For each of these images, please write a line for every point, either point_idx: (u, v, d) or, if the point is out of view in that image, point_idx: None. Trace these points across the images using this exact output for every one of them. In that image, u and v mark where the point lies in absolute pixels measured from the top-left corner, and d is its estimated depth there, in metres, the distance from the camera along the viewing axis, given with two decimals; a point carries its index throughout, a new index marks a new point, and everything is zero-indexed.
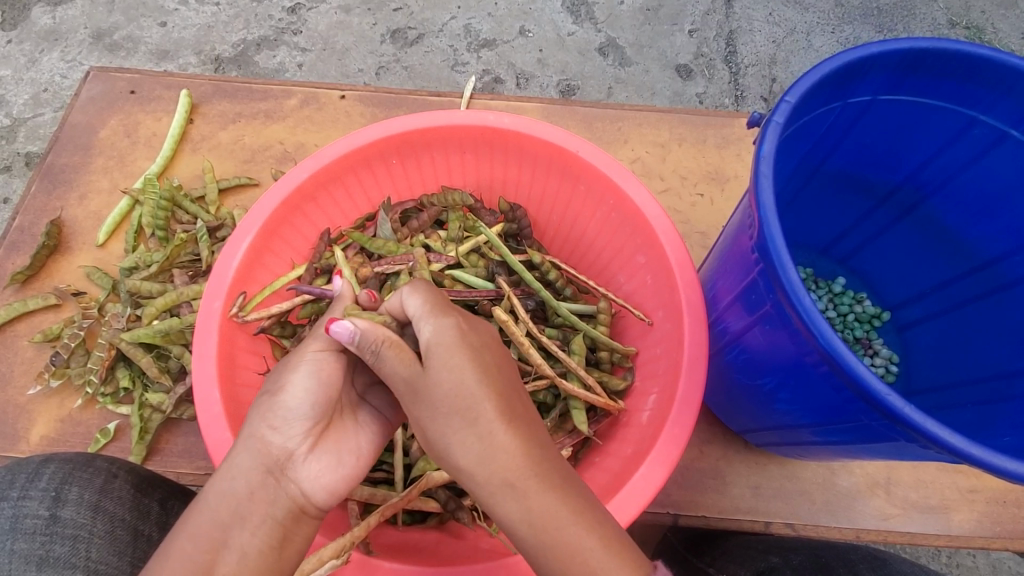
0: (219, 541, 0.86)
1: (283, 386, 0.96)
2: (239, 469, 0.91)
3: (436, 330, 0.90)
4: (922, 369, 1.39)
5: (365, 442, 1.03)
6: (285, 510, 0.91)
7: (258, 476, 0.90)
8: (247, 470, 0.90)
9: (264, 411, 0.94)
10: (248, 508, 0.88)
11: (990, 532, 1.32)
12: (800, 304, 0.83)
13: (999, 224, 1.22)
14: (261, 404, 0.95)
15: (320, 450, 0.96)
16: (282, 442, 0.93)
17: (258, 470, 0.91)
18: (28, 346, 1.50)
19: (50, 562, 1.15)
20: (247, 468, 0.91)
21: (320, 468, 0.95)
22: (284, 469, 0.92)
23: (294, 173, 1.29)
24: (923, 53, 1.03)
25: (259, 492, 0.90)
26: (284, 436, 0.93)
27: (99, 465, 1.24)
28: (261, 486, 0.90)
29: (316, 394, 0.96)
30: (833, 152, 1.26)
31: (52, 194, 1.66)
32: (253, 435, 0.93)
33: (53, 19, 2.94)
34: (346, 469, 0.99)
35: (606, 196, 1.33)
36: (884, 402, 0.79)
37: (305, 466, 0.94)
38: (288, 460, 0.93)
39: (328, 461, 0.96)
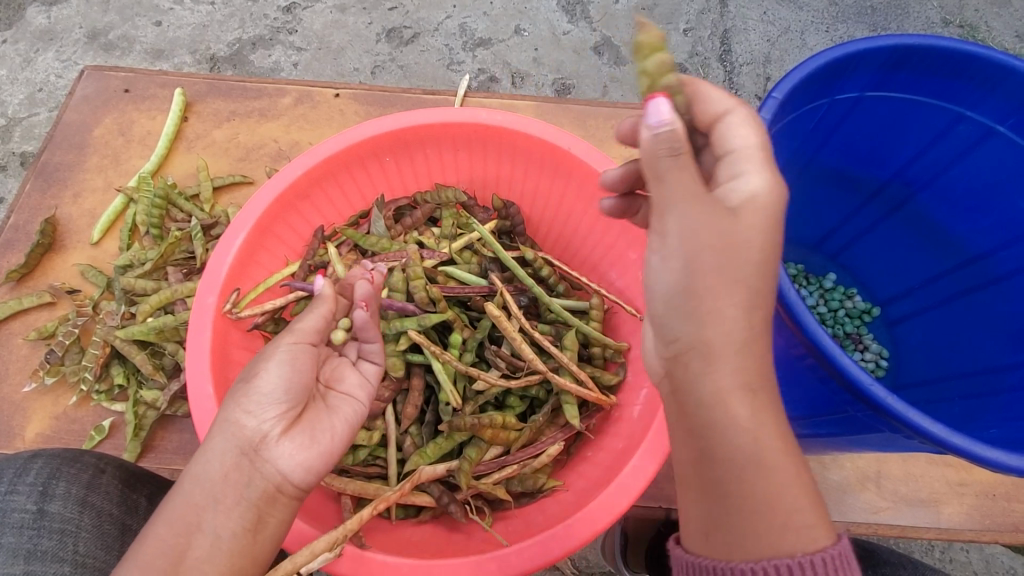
0: (193, 526, 0.87)
1: (254, 373, 0.95)
2: (214, 453, 0.91)
3: (772, 184, 0.77)
4: (911, 364, 1.40)
5: (340, 422, 1.01)
6: (259, 493, 0.90)
7: (232, 458, 0.90)
8: (220, 454, 0.90)
9: (236, 397, 0.94)
10: (221, 491, 0.89)
11: (979, 525, 1.33)
12: (786, 298, 0.84)
13: (986, 219, 1.23)
14: (236, 391, 0.95)
15: (295, 432, 0.94)
16: (256, 425, 0.92)
17: (233, 453, 0.91)
18: (23, 344, 1.50)
19: (37, 555, 1.15)
20: (222, 451, 0.91)
21: (294, 449, 0.93)
22: (258, 451, 0.91)
23: (288, 171, 1.29)
24: (909, 49, 1.04)
25: (233, 474, 0.90)
26: (257, 419, 0.92)
27: (86, 461, 1.25)
28: (236, 467, 0.90)
29: (287, 378, 0.96)
30: (822, 148, 1.27)
31: (46, 193, 1.66)
32: (228, 420, 0.93)
33: (47, 19, 2.94)
34: (321, 448, 0.96)
35: (598, 193, 1.34)
36: (869, 393, 0.80)
37: (279, 449, 0.92)
38: (262, 443, 0.92)
39: (304, 441, 0.94)
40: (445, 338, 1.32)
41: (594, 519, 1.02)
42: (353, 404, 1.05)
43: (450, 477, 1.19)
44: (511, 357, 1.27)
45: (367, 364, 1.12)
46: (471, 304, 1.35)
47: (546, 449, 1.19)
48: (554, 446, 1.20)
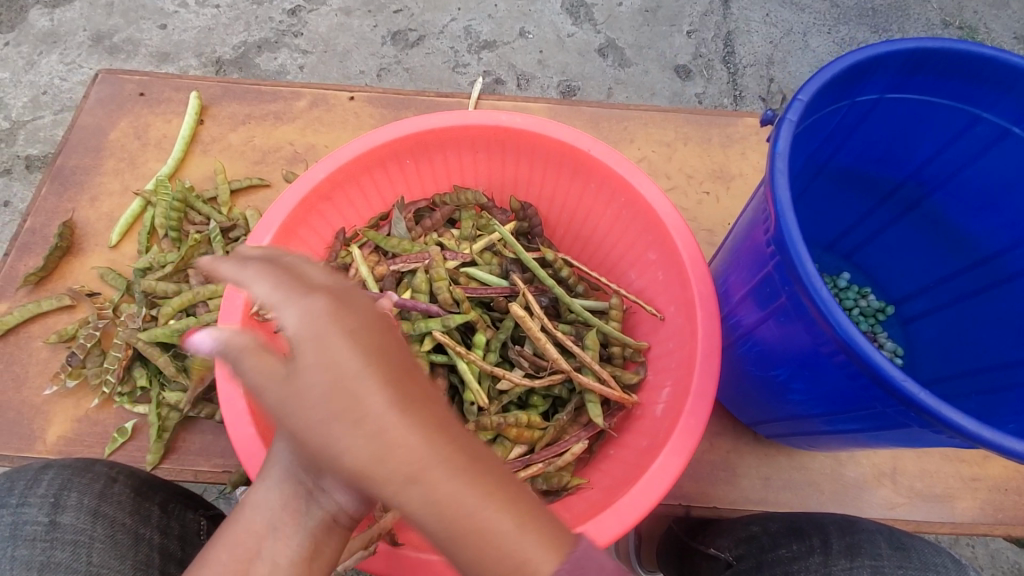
0: (252, 552, 0.81)
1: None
2: (273, 480, 0.85)
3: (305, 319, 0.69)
4: (926, 361, 1.42)
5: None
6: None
7: (293, 486, 0.84)
8: (280, 482, 0.84)
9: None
10: (281, 516, 0.83)
11: (993, 519, 1.35)
12: (817, 296, 0.85)
13: (1002, 218, 1.25)
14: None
15: None
16: None
17: (292, 481, 0.84)
18: (42, 347, 1.51)
19: (51, 566, 1.19)
20: (281, 478, 0.85)
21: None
22: None
23: (312, 174, 1.30)
24: (929, 52, 1.06)
25: (293, 502, 0.83)
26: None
27: (98, 469, 1.27)
28: (296, 495, 0.83)
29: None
30: (839, 149, 1.29)
31: (63, 196, 1.67)
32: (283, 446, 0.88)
33: (52, 22, 2.94)
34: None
35: (618, 194, 1.35)
36: (899, 388, 0.81)
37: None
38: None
39: None
40: (468, 338, 1.32)
41: (623, 515, 1.04)
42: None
43: None
44: (534, 357, 1.28)
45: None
46: (494, 306, 1.35)
47: (571, 447, 1.21)
48: (578, 444, 1.21)
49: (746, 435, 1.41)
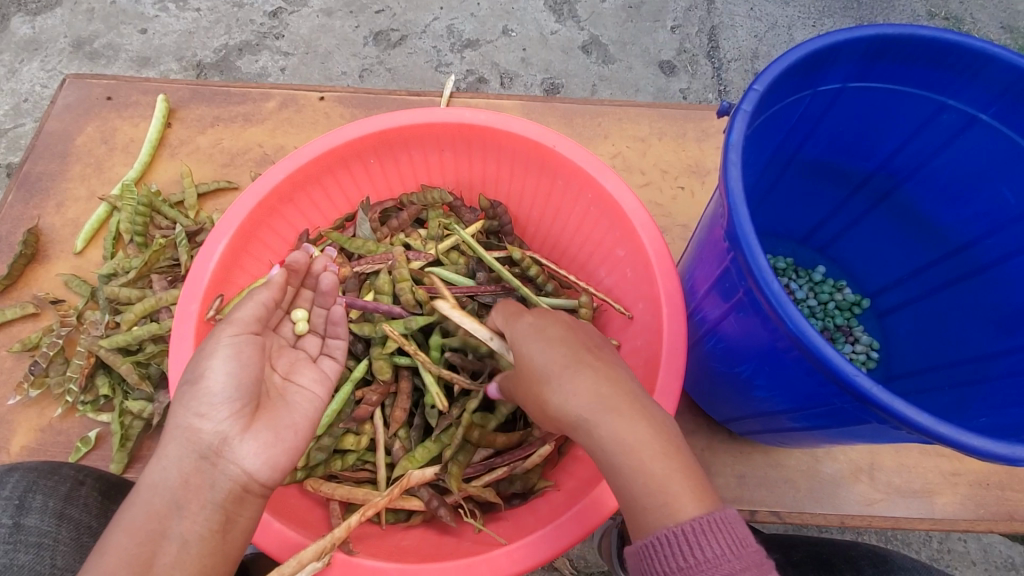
0: (159, 537, 0.87)
1: (204, 371, 0.96)
2: (171, 460, 0.91)
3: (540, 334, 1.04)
4: (902, 355, 1.40)
5: (300, 416, 1.04)
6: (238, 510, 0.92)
7: (193, 463, 0.91)
8: (179, 460, 0.91)
9: (188, 400, 0.94)
10: (184, 496, 0.90)
11: (974, 514, 1.33)
12: (769, 290, 0.83)
13: (971, 208, 1.23)
14: (184, 394, 0.95)
15: (256, 430, 0.96)
16: (213, 427, 0.93)
17: (191, 457, 0.92)
18: (7, 356, 1.48)
19: (13, 570, 1.14)
20: (179, 458, 0.91)
21: (258, 441, 0.96)
22: (219, 453, 0.93)
23: (270, 174, 1.28)
24: (890, 39, 1.04)
25: (194, 478, 0.91)
26: (214, 419, 0.93)
27: (65, 472, 1.23)
28: (197, 471, 0.91)
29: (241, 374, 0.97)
30: (807, 140, 1.27)
31: (29, 203, 1.64)
32: (181, 425, 0.93)
33: (32, 29, 2.91)
34: (285, 443, 0.99)
35: (584, 190, 1.33)
36: (853, 384, 0.80)
37: (242, 444, 0.94)
38: (225, 442, 0.93)
39: (267, 438, 0.97)
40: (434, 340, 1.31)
41: (583, 519, 1.01)
42: (310, 398, 1.09)
43: (440, 480, 1.18)
44: None
45: (326, 361, 1.17)
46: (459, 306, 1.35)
47: (537, 450, 1.17)
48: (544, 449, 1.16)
49: (720, 434, 1.39)
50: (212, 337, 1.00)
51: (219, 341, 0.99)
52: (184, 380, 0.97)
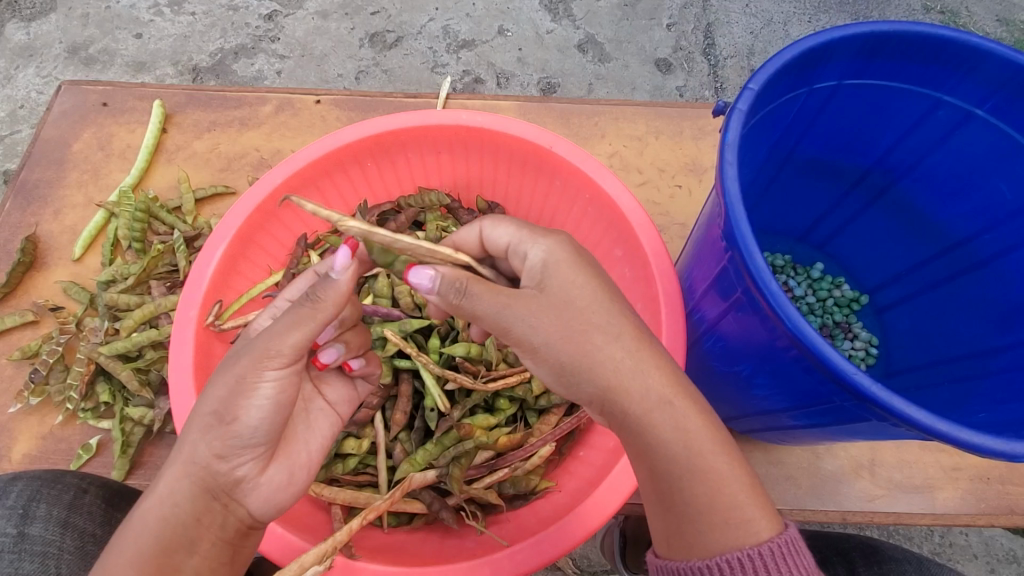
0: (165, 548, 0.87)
1: (234, 409, 0.87)
2: (183, 498, 0.87)
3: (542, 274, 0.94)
4: (900, 351, 1.40)
5: (314, 446, 1.03)
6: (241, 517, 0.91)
7: (204, 503, 0.88)
8: (190, 497, 0.87)
9: (209, 438, 0.87)
10: (194, 533, 0.87)
11: (975, 509, 1.33)
12: (767, 289, 0.83)
13: (968, 204, 1.23)
14: (207, 426, 0.87)
15: (271, 470, 0.94)
16: (231, 471, 0.89)
17: (203, 498, 0.88)
18: (7, 364, 1.48)
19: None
20: (191, 496, 0.87)
21: (271, 482, 0.94)
22: (231, 494, 0.90)
23: (268, 179, 1.28)
24: (885, 36, 1.04)
25: (206, 518, 0.88)
26: (235, 463, 0.89)
27: (67, 480, 1.22)
28: (208, 513, 0.88)
29: (270, 421, 0.89)
30: (804, 138, 1.27)
31: (27, 210, 1.64)
32: (196, 462, 0.87)
33: (27, 35, 2.91)
34: (296, 484, 0.98)
35: (582, 190, 1.33)
36: (852, 382, 0.80)
37: (254, 486, 0.92)
38: (238, 485, 0.90)
39: (278, 482, 0.95)
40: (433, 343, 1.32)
41: (585, 519, 1.01)
42: (331, 418, 1.08)
43: (441, 482, 1.17)
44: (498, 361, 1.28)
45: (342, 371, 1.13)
46: None
47: (538, 450, 1.18)
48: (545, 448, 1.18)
49: None
50: (248, 368, 0.86)
51: (254, 375, 0.87)
52: (206, 408, 0.88)
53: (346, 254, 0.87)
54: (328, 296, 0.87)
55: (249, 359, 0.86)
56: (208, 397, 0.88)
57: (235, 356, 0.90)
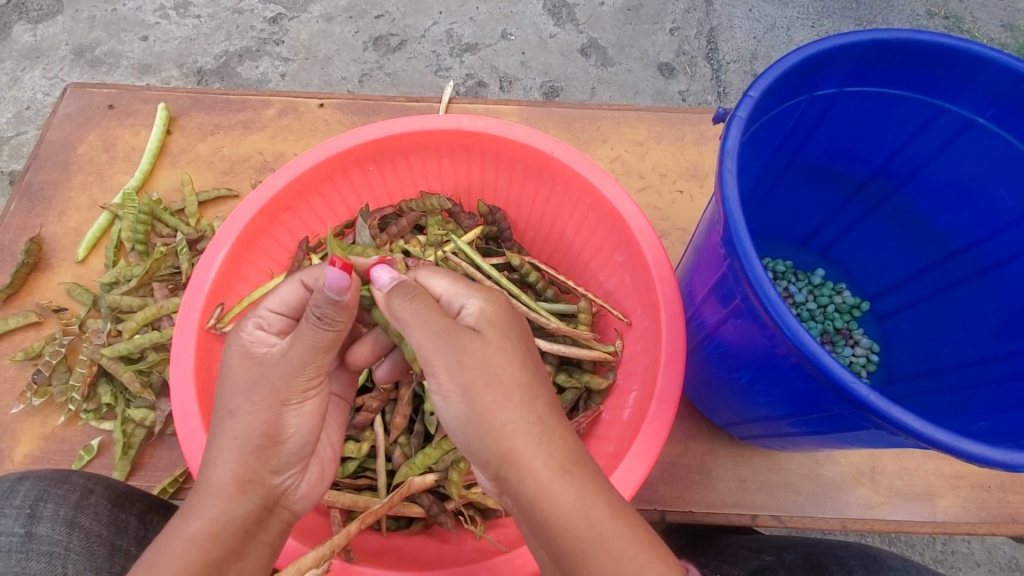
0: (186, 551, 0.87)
1: (283, 428, 0.92)
2: (231, 512, 0.87)
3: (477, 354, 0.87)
4: (902, 358, 1.40)
5: (335, 438, 1.08)
6: (277, 532, 0.94)
7: (257, 514, 0.90)
8: (237, 510, 0.87)
9: (260, 459, 0.90)
10: (245, 542, 0.88)
11: (976, 517, 1.32)
12: (766, 297, 0.83)
13: (969, 211, 1.23)
14: (254, 448, 0.90)
15: (310, 469, 1.00)
16: (279, 481, 0.93)
17: (255, 508, 0.90)
18: (10, 365, 1.49)
19: None
20: (241, 508, 0.88)
21: (311, 481, 1.00)
22: (278, 501, 0.93)
23: (271, 183, 1.30)
24: (886, 44, 1.04)
25: (255, 527, 0.90)
26: (285, 474, 0.94)
27: (75, 481, 1.21)
28: (259, 521, 0.90)
29: (310, 428, 0.96)
30: (804, 144, 1.27)
31: (31, 212, 1.65)
32: (243, 477, 0.89)
33: (34, 37, 2.93)
34: (327, 477, 1.04)
35: (583, 197, 1.33)
36: (849, 391, 0.80)
37: (298, 490, 0.97)
38: (285, 493, 0.95)
39: (317, 478, 1.01)
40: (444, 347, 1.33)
41: None
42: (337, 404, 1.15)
43: (440, 486, 1.18)
44: None
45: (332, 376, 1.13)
46: None
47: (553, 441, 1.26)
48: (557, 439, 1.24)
49: (721, 438, 1.39)
50: (287, 391, 0.91)
51: (294, 398, 0.92)
52: (249, 431, 0.89)
53: (343, 271, 0.84)
54: (340, 317, 0.88)
55: (283, 382, 0.90)
56: (247, 422, 0.89)
57: (258, 380, 0.91)
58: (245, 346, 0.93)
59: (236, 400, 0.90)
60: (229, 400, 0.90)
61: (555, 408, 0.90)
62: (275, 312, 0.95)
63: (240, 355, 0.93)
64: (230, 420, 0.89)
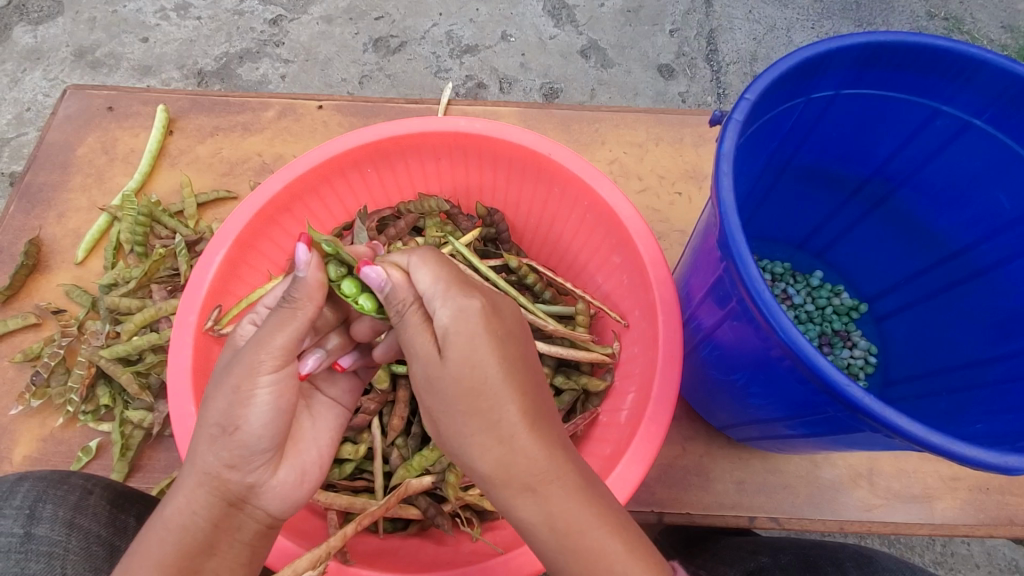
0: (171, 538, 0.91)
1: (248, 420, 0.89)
2: (197, 505, 0.88)
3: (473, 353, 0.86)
4: (900, 360, 1.40)
5: (324, 443, 1.06)
6: (254, 533, 0.93)
7: (221, 509, 0.89)
8: (205, 504, 0.88)
9: (221, 449, 0.88)
10: (213, 538, 0.88)
11: (974, 519, 1.32)
12: (761, 300, 0.83)
13: (966, 213, 1.23)
14: (213, 436, 0.89)
15: (284, 468, 0.97)
16: (242, 478, 0.90)
17: (218, 504, 0.89)
18: (9, 366, 1.49)
19: None
20: (206, 501, 0.88)
21: (285, 482, 0.96)
22: (245, 499, 0.91)
23: (268, 185, 1.30)
24: (882, 46, 1.04)
25: (222, 523, 0.89)
26: (248, 470, 0.91)
27: (73, 482, 1.21)
28: (224, 517, 0.89)
29: (280, 422, 0.92)
30: (801, 146, 1.27)
31: (31, 213, 1.66)
32: (207, 470, 0.89)
33: (34, 38, 2.93)
34: (309, 481, 1.00)
35: (580, 198, 1.33)
36: (844, 394, 0.80)
37: (269, 489, 0.94)
38: (252, 490, 0.92)
39: (291, 478, 0.97)
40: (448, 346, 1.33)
41: None
42: (336, 411, 1.12)
43: (436, 488, 1.18)
44: None
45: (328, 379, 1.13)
46: None
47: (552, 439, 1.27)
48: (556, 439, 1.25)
49: (718, 440, 1.39)
50: (243, 378, 0.88)
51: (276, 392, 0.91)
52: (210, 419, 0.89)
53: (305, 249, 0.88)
54: (302, 293, 0.89)
55: (242, 368, 0.88)
56: (210, 411, 0.89)
57: (225, 368, 0.91)
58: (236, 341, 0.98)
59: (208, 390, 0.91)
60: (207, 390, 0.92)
61: (549, 409, 0.90)
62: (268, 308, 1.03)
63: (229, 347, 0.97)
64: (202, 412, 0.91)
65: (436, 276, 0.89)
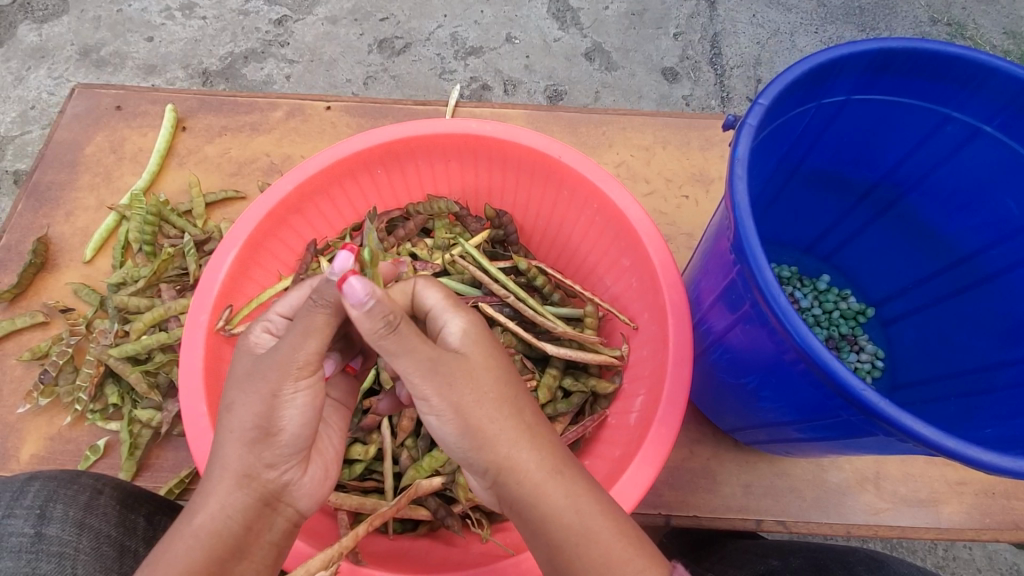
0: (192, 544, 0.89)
1: (276, 420, 0.89)
2: (231, 509, 0.88)
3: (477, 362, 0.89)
4: (907, 364, 1.40)
5: (338, 441, 1.07)
6: (281, 532, 0.94)
7: (257, 510, 0.90)
8: (238, 507, 0.88)
9: (255, 451, 0.89)
10: (247, 540, 0.89)
11: (979, 523, 1.33)
12: (776, 303, 0.84)
13: (975, 218, 1.24)
14: (248, 440, 0.89)
15: (311, 466, 0.99)
16: (276, 477, 0.92)
17: (254, 505, 0.90)
18: (17, 364, 1.50)
19: None
20: (239, 504, 0.88)
21: (313, 479, 0.98)
22: (278, 498, 0.93)
23: (279, 186, 1.30)
24: (894, 53, 1.05)
25: (256, 524, 0.90)
26: (281, 469, 0.92)
27: (84, 481, 1.21)
28: (259, 517, 0.90)
29: (308, 422, 0.92)
30: (811, 151, 1.28)
31: (38, 212, 1.66)
32: (241, 473, 0.89)
33: (39, 37, 2.94)
34: (330, 478, 1.03)
35: (590, 201, 1.34)
36: (859, 398, 0.80)
37: (299, 486, 0.96)
38: (285, 488, 0.93)
39: (318, 475, 0.99)
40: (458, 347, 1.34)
41: None
42: (343, 412, 1.11)
43: (446, 489, 1.18)
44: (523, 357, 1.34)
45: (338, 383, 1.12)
46: None
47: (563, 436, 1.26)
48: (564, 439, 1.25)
49: (725, 443, 1.40)
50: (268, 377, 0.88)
51: (285, 387, 0.89)
52: (243, 423, 0.89)
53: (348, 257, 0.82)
54: (330, 294, 0.87)
55: (275, 373, 0.88)
56: (242, 414, 0.89)
57: (252, 371, 0.90)
58: (251, 347, 0.97)
59: (233, 395, 0.91)
60: (231, 394, 0.91)
61: None
62: (282, 316, 0.99)
63: (245, 353, 0.96)
64: (227, 415, 0.90)
65: (444, 294, 0.97)
